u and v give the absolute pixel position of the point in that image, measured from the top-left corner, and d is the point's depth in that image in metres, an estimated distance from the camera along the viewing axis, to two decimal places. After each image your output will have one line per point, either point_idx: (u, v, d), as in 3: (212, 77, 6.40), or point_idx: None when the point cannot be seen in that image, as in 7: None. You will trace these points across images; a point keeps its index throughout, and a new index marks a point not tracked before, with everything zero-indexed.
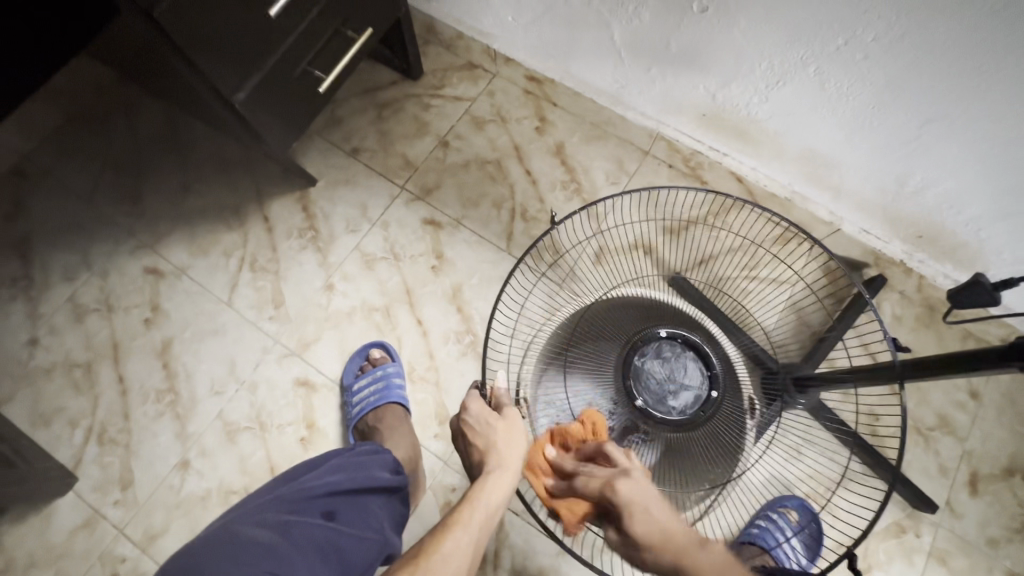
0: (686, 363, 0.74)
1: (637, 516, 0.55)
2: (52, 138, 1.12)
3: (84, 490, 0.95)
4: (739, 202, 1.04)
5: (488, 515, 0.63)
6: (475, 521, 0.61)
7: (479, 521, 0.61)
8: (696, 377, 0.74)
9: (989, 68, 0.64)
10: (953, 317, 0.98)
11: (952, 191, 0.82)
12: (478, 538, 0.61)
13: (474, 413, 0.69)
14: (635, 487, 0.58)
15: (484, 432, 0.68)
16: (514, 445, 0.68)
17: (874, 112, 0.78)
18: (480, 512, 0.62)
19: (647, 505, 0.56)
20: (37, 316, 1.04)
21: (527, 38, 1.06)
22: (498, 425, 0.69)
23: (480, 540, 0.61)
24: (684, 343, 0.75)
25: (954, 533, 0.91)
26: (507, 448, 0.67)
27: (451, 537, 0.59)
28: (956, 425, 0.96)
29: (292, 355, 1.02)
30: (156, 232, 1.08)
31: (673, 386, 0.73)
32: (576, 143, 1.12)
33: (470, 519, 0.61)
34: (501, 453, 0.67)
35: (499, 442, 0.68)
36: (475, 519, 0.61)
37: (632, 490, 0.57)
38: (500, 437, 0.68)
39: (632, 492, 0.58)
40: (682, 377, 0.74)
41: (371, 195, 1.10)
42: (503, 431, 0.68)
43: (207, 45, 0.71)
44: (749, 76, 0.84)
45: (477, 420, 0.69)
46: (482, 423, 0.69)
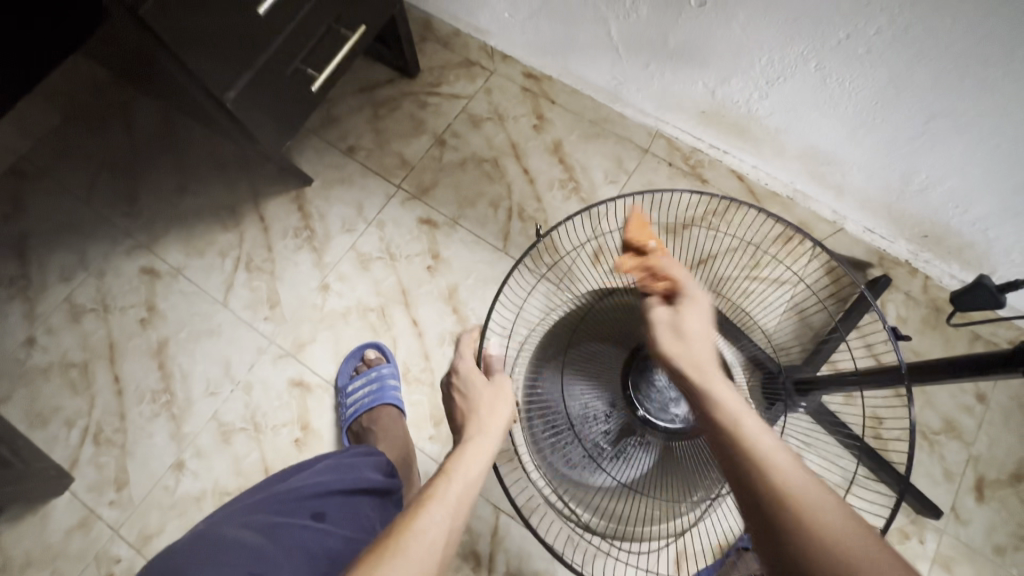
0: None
1: (691, 322, 0.57)
2: (49, 138, 1.12)
3: (80, 491, 0.95)
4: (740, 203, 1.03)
5: (468, 490, 0.56)
6: (452, 494, 0.54)
7: (458, 491, 0.55)
8: None
9: (997, 62, 0.62)
10: (961, 318, 0.96)
11: (960, 188, 0.80)
12: (457, 513, 0.53)
13: (460, 375, 0.68)
14: (698, 316, 0.57)
15: (468, 396, 0.67)
16: (499, 416, 0.65)
17: (878, 108, 0.76)
18: (456, 486, 0.55)
19: (698, 342, 0.55)
20: (35, 316, 1.04)
21: (524, 34, 1.05)
22: (482, 395, 0.66)
23: (458, 520, 0.53)
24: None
25: (959, 540, 0.89)
26: (491, 416, 0.64)
27: (424, 512, 0.51)
28: (962, 429, 0.93)
29: (287, 355, 1.01)
30: (152, 232, 1.08)
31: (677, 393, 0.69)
32: (574, 141, 1.10)
33: (446, 490, 0.54)
34: (484, 420, 0.64)
35: (482, 411, 0.65)
36: (452, 491, 0.54)
37: (670, 334, 0.56)
38: (483, 403, 0.65)
39: (674, 319, 0.57)
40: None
41: (367, 194, 1.09)
42: (489, 394, 0.66)
43: (195, 42, 0.70)
44: (749, 72, 0.83)
45: (460, 387, 0.68)
46: (467, 384, 0.68)
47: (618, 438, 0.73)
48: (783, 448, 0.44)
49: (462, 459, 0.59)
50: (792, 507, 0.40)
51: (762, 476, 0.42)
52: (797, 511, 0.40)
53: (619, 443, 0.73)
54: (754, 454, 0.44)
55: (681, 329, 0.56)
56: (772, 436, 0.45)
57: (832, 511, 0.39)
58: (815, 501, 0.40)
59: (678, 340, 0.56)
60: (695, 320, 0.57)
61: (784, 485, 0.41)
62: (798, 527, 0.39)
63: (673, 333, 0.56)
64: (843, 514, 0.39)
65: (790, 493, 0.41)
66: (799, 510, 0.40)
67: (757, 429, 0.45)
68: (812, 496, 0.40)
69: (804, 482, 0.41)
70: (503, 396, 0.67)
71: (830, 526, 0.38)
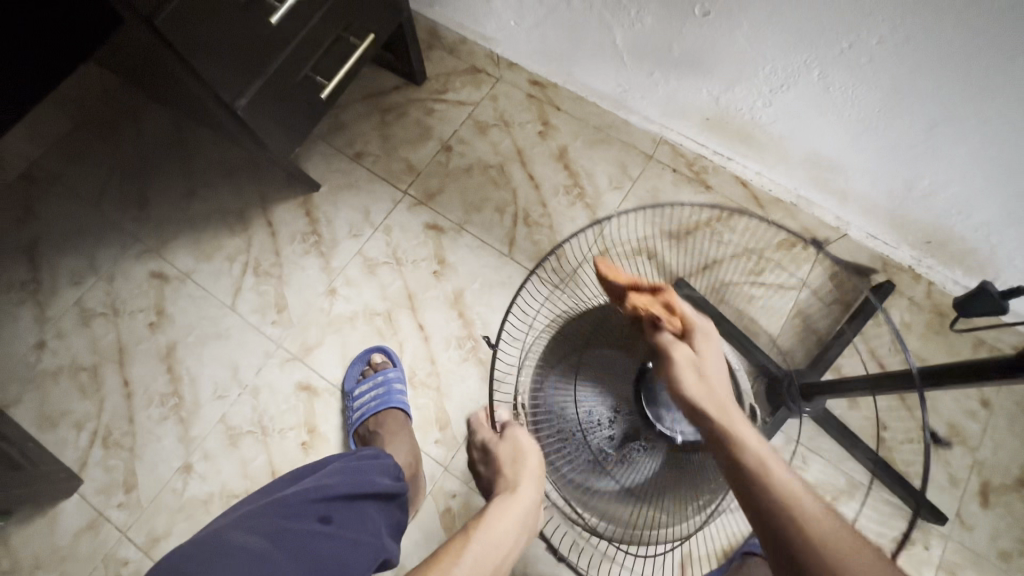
0: None
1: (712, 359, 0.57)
2: (60, 144, 1.14)
3: (89, 493, 0.96)
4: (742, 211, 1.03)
5: (492, 547, 0.57)
6: (469, 554, 0.55)
7: (474, 550, 0.55)
8: None
9: (999, 71, 0.62)
10: (964, 324, 0.97)
11: (962, 195, 0.81)
12: (475, 571, 0.54)
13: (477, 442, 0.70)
14: (713, 358, 0.58)
15: (488, 460, 0.69)
16: (524, 467, 0.65)
17: (882, 116, 0.77)
18: (478, 545, 0.56)
19: (713, 398, 0.54)
20: (45, 319, 1.05)
21: (530, 42, 1.06)
22: (502, 450, 0.67)
23: (483, 574, 0.55)
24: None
25: (964, 546, 0.89)
26: (517, 471, 0.64)
27: (440, 569, 0.53)
28: (967, 435, 0.94)
29: (294, 359, 1.02)
30: (162, 237, 1.09)
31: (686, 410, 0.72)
32: (579, 147, 1.12)
33: (463, 549, 0.55)
34: (508, 475, 0.64)
35: (506, 469, 0.65)
36: (471, 549, 0.56)
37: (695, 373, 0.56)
38: (506, 461, 0.66)
39: (692, 358, 0.57)
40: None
41: (374, 200, 1.10)
42: (506, 448, 0.67)
43: (207, 51, 0.71)
44: (753, 80, 0.84)
45: (481, 449, 0.70)
46: (488, 443, 0.69)
47: (622, 443, 0.75)
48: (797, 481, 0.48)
49: (486, 516, 0.60)
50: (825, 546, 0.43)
51: (788, 517, 0.45)
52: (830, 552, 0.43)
53: (622, 448, 0.75)
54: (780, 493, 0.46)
55: (683, 388, 0.55)
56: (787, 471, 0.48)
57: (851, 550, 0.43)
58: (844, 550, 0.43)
59: (700, 380, 0.55)
60: (715, 359, 0.58)
61: (805, 525, 0.44)
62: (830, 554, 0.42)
63: (679, 391, 0.55)
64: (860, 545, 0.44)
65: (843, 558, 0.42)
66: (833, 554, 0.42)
67: (786, 482, 0.47)
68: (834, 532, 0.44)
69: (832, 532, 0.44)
70: (525, 445, 0.67)
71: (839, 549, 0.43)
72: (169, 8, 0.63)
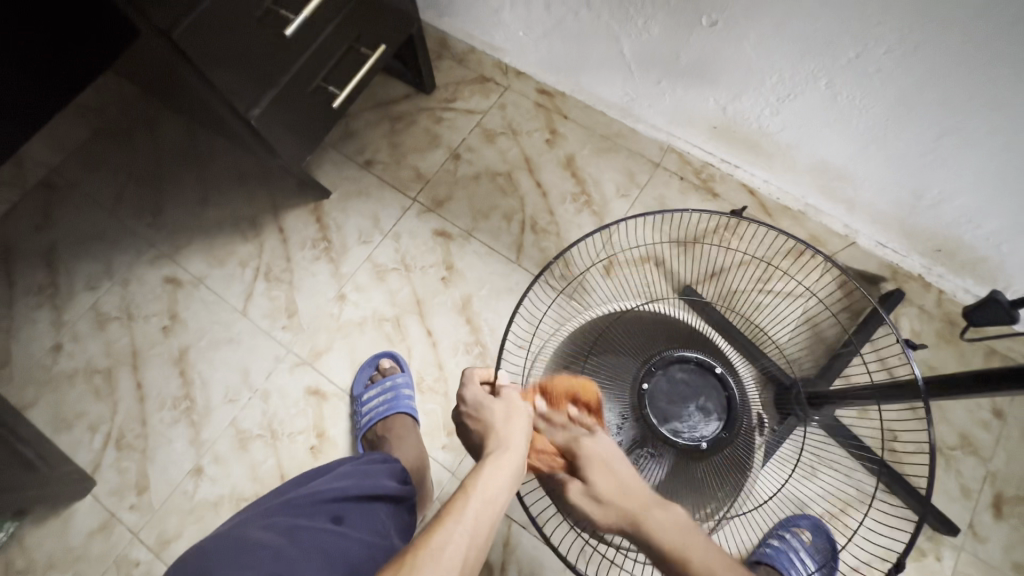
0: (675, 374, 0.75)
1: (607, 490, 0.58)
2: (79, 152, 1.16)
3: (102, 494, 0.98)
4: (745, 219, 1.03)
5: (489, 507, 0.54)
6: (471, 511, 0.52)
7: (478, 508, 0.53)
8: (708, 392, 0.74)
9: (1008, 79, 0.62)
10: (974, 332, 0.96)
11: (972, 203, 0.80)
12: (477, 532, 0.51)
13: (469, 396, 0.63)
14: (606, 468, 0.60)
15: (480, 415, 0.62)
16: (516, 425, 0.62)
17: (890, 124, 0.77)
18: (476, 503, 0.53)
19: (624, 490, 0.57)
20: (62, 323, 1.07)
21: (538, 51, 1.07)
22: (494, 408, 0.63)
23: (481, 536, 0.52)
24: (698, 364, 0.74)
25: (977, 558, 0.88)
26: (509, 430, 0.61)
27: (442, 528, 0.50)
28: (979, 445, 0.93)
29: (304, 364, 1.03)
30: (176, 243, 1.11)
31: (688, 413, 0.73)
32: (587, 155, 1.13)
33: (463, 506, 0.52)
34: (503, 435, 0.61)
35: (501, 424, 0.62)
36: (469, 509, 0.53)
37: (592, 501, 0.58)
38: (499, 417, 0.62)
39: (596, 468, 0.60)
40: (702, 401, 0.73)
41: (383, 206, 1.12)
42: (503, 408, 0.63)
43: (223, 63, 0.73)
44: (759, 89, 0.84)
45: (472, 406, 0.63)
46: (478, 405, 0.63)
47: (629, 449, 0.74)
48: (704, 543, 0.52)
49: (482, 475, 0.56)
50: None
51: None
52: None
53: (631, 453, 0.73)
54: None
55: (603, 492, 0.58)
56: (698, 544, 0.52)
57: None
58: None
59: (608, 472, 0.59)
60: (612, 483, 0.58)
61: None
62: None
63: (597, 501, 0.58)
64: None
65: None
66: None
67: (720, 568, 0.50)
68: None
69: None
70: (519, 409, 0.63)
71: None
72: (187, 20, 0.65)
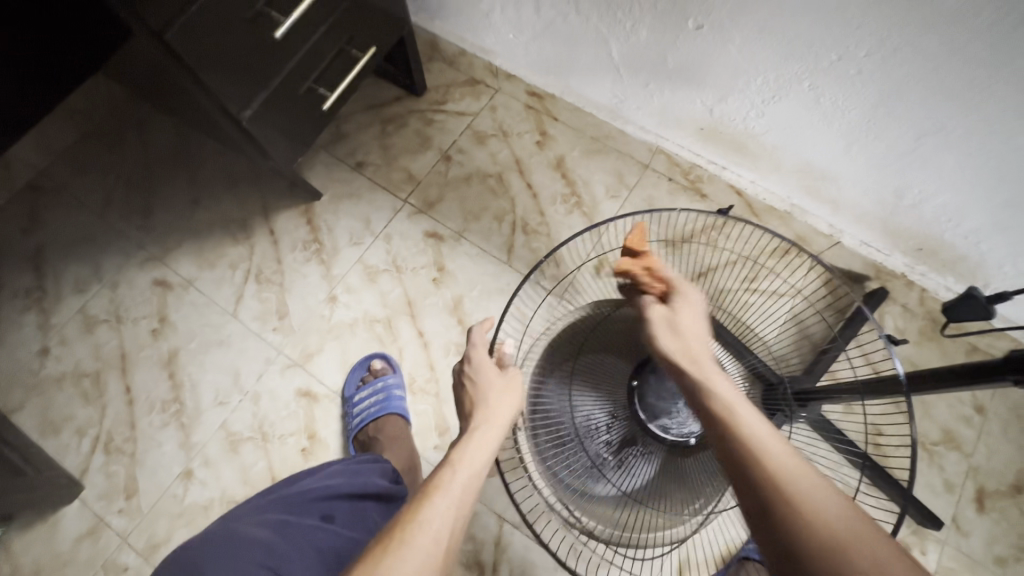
0: None
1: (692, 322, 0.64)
2: (67, 154, 1.16)
3: (90, 499, 0.97)
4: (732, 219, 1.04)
5: (473, 479, 0.58)
6: (457, 484, 0.56)
7: (463, 482, 0.56)
8: None
9: (985, 81, 0.64)
10: (955, 329, 0.98)
11: (951, 203, 0.82)
12: (462, 502, 0.55)
13: (472, 361, 0.71)
14: (692, 316, 0.65)
15: (475, 383, 0.69)
16: (505, 401, 0.68)
17: (872, 126, 0.78)
18: (462, 475, 0.57)
19: (686, 340, 0.63)
20: (49, 327, 1.06)
21: (528, 54, 1.08)
22: (488, 381, 0.69)
23: (464, 507, 0.55)
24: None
25: (960, 552, 0.89)
26: (497, 404, 0.67)
27: (429, 502, 0.53)
28: (961, 440, 0.94)
29: (295, 366, 1.03)
30: (166, 246, 1.10)
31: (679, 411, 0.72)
32: (576, 156, 1.14)
33: (450, 480, 0.56)
34: (490, 408, 0.67)
35: (491, 400, 0.67)
36: (455, 481, 0.56)
37: (670, 333, 0.63)
38: (491, 391, 0.68)
39: (669, 314, 0.65)
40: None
41: (374, 208, 1.12)
42: (494, 383, 0.69)
43: (215, 65, 0.73)
44: (745, 91, 0.85)
45: (470, 372, 0.71)
46: (477, 370, 0.71)
47: (620, 447, 0.74)
48: (782, 446, 0.49)
49: (468, 449, 0.61)
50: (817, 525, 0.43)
51: (780, 492, 0.45)
52: (830, 538, 0.41)
53: (620, 454, 0.74)
54: (786, 487, 0.45)
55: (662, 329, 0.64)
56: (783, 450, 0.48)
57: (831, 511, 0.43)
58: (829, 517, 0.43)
59: (676, 335, 0.63)
60: (693, 321, 0.65)
61: (789, 488, 0.45)
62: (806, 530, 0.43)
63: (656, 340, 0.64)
64: (858, 518, 0.43)
65: (819, 516, 0.43)
66: (816, 532, 0.42)
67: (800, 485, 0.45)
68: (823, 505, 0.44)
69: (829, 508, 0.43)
70: (509, 384, 0.69)
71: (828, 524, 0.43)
72: (178, 23, 0.65)
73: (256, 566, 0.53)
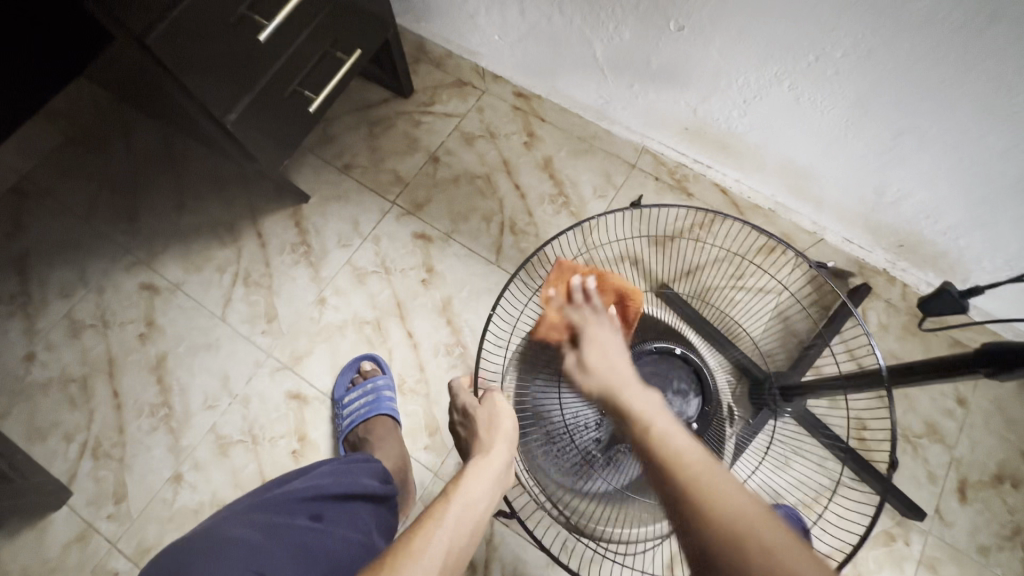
0: (645, 367, 0.76)
1: (595, 358, 0.59)
2: (51, 158, 1.15)
3: (78, 505, 0.96)
4: (720, 215, 1.06)
5: (469, 512, 0.57)
6: (451, 515, 0.55)
7: (456, 512, 0.56)
8: (684, 381, 0.76)
9: (957, 82, 0.66)
10: (935, 323, 1.00)
11: (930, 199, 0.83)
12: (456, 534, 0.54)
13: (458, 404, 0.70)
14: (602, 349, 0.60)
15: (467, 421, 0.69)
16: (499, 432, 0.66)
17: (851, 127, 0.80)
18: (458, 506, 0.57)
19: (608, 367, 0.58)
20: (35, 332, 1.05)
21: (514, 56, 1.09)
22: (479, 413, 0.68)
23: (461, 538, 0.55)
24: (658, 352, 0.77)
25: (944, 542, 0.91)
26: (492, 434, 0.66)
27: (421, 531, 0.52)
28: (945, 433, 0.96)
29: (284, 368, 1.03)
30: (153, 250, 1.10)
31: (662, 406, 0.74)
32: (564, 157, 1.14)
33: (444, 510, 0.55)
34: (484, 439, 0.65)
35: (484, 431, 0.66)
36: (453, 512, 0.56)
37: (597, 354, 0.60)
38: (482, 424, 0.67)
39: (592, 350, 0.60)
40: (674, 386, 0.75)
41: (363, 210, 1.12)
42: (486, 415, 0.68)
43: (199, 69, 0.73)
44: (727, 92, 0.87)
45: (461, 413, 0.70)
46: (465, 411, 0.70)
47: (610, 445, 0.75)
48: (686, 440, 0.48)
49: (463, 481, 0.60)
50: (721, 516, 0.40)
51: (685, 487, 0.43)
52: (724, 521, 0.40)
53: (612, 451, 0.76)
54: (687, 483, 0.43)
55: (591, 365, 0.59)
56: (690, 445, 0.47)
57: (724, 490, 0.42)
58: (717, 497, 0.42)
59: (599, 355, 0.60)
60: (599, 355, 0.60)
61: (689, 477, 0.44)
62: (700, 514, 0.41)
63: (583, 372, 0.59)
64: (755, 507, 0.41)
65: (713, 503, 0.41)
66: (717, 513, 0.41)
67: (695, 463, 0.45)
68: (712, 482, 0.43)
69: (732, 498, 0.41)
70: (502, 412, 0.68)
71: (728, 515, 0.40)
72: (160, 27, 0.65)
73: (248, 566, 0.53)
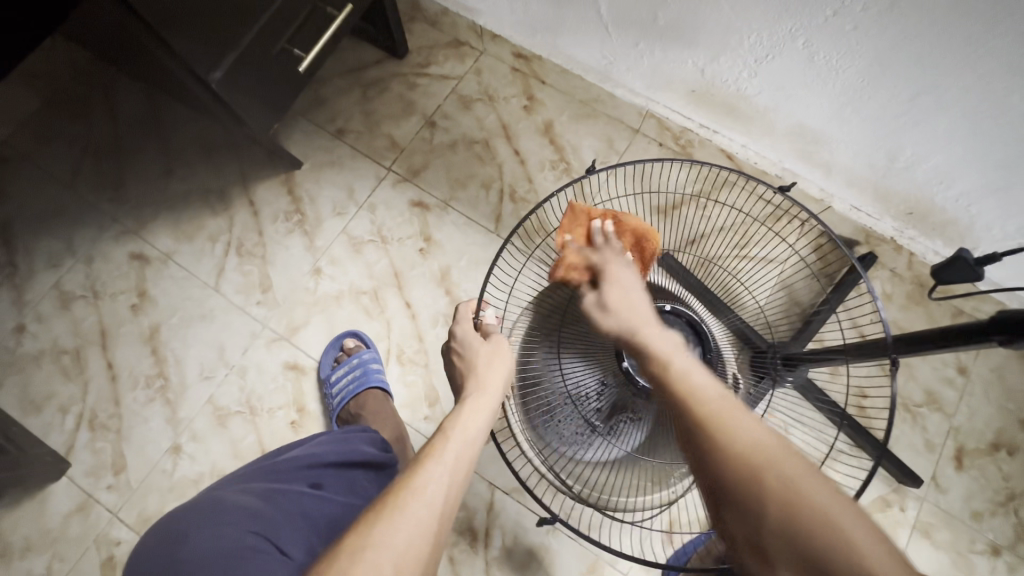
0: None
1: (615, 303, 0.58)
2: (29, 122, 1.10)
3: (77, 476, 0.96)
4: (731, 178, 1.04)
5: (469, 448, 0.56)
6: (451, 452, 0.54)
7: (455, 447, 0.54)
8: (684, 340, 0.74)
9: (981, 39, 0.62)
10: (942, 293, 0.99)
11: (943, 164, 0.81)
12: (456, 468, 0.53)
13: (457, 335, 0.69)
14: (621, 289, 0.59)
15: (465, 354, 0.68)
16: (496, 371, 0.66)
17: (866, 85, 0.76)
18: (455, 443, 0.55)
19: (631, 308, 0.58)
20: (24, 303, 1.03)
21: (513, 12, 1.04)
22: (480, 354, 0.67)
23: (459, 476, 0.53)
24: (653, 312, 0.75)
25: (939, 507, 0.92)
26: (487, 375, 0.65)
27: (422, 470, 0.51)
28: (944, 402, 0.96)
29: (281, 339, 1.02)
30: (141, 218, 1.07)
31: None
32: (565, 121, 1.10)
33: (444, 448, 0.54)
34: (481, 377, 0.65)
35: (480, 367, 0.66)
36: (450, 449, 0.54)
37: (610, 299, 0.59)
38: (480, 360, 0.67)
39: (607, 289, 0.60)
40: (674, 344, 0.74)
41: (357, 177, 1.08)
42: (485, 352, 0.67)
43: (181, 24, 0.69)
44: (738, 50, 0.83)
45: (459, 343, 0.69)
46: (464, 344, 0.69)
47: (611, 415, 0.74)
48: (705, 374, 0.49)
49: (458, 417, 0.59)
50: (727, 437, 0.42)
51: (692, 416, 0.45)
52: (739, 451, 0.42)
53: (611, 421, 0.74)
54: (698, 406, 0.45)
55: (612, 303, 0.58)
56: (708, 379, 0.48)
57: (784, 458, 0.41)
58: (773, 464, 0.40)
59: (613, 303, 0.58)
60: (622, 295, 0.59)
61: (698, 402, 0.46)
62: (751, 491, 0.40)
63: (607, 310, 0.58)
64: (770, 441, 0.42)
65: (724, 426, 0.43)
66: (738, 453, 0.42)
67: (706, 387, 0.47)
68: (767, 459, 0.41)
69: (749, 434, 0.43)
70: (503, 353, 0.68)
71: (743, 441, 0.42)
72: None
73: (244, 531, 0.53)
